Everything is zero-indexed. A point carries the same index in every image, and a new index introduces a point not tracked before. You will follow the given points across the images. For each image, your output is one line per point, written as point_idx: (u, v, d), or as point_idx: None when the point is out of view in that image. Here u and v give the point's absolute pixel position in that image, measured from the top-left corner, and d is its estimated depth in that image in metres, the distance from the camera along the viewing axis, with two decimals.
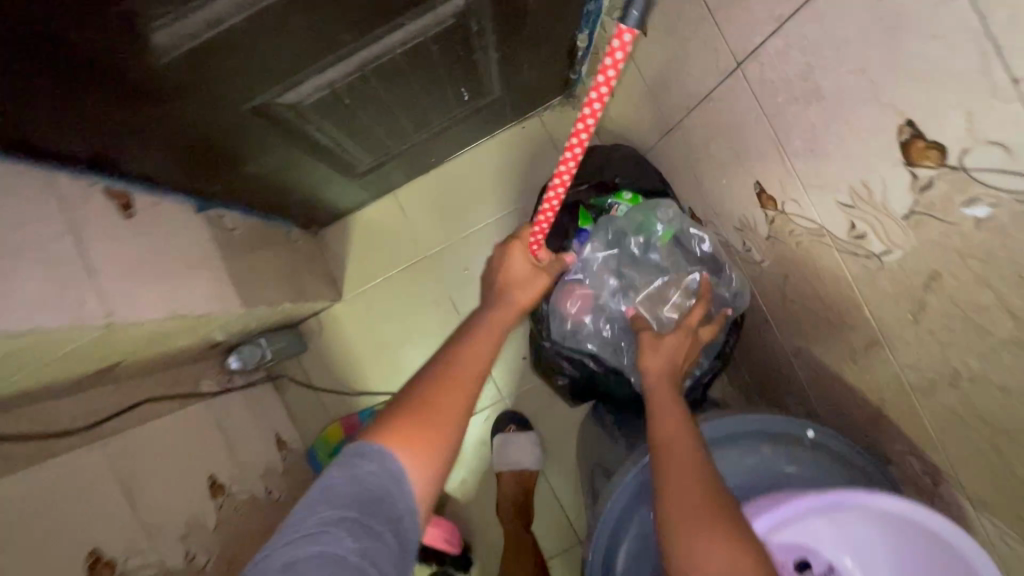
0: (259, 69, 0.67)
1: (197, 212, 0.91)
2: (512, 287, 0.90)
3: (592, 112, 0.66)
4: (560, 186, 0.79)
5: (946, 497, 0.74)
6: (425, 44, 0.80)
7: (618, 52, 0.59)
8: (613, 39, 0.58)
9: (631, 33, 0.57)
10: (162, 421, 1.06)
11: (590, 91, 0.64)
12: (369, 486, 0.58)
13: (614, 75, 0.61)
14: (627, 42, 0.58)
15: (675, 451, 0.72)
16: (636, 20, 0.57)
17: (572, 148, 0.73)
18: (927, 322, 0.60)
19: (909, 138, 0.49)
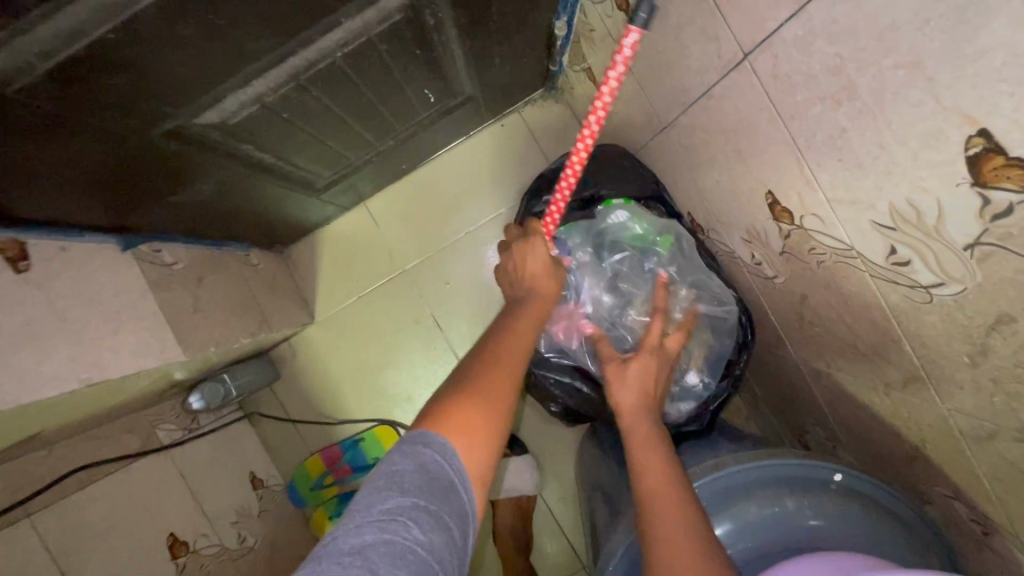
0: (157, 86, 0.55)
1: (124, 250, 0.79)
2: (536, 277, 0.78)
3: (608, 91, 0.70)
4: (576, 164, 0.80)
5: (999, 550, 0.64)
6: (370, 44, 0.67)
7: (626, 48, 0.64)
8: (622, 39, 0.64)
9: (638, 32, 0.63)
10: (105, 485, 0.97)
11: (607, 71, 0.68)
12: (439, 473, 0.48)
13: (623, 70, 0.67)
14: (634, 41, 0.64)
15: (662, 503, 0.62)
16: (641, 21, 0.63)
17: (589, 127, 0.75)
18: (990, 367, 0.49)
19: (982, 152, 0.37)
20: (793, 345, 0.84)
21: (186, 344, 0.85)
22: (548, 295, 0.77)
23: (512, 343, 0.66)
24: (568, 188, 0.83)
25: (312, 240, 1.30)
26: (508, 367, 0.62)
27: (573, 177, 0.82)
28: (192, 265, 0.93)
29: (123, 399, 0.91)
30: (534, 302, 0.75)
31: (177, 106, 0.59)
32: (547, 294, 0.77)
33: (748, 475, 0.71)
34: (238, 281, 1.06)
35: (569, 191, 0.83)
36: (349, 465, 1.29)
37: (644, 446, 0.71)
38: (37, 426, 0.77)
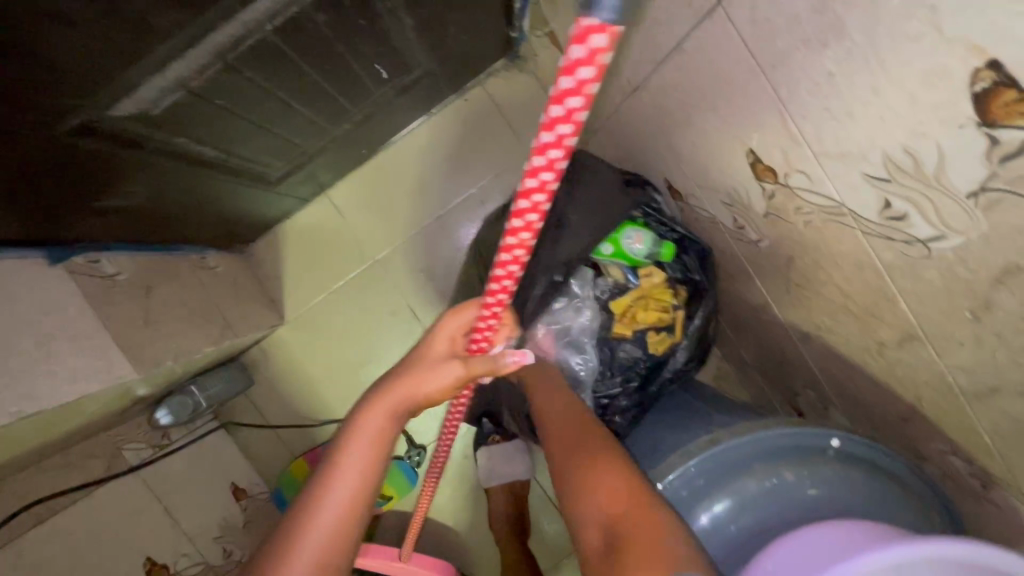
0: (52, 73, 0.47)
1: (53, 265, 0.71)
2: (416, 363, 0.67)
3: (557, 141, 0.41)
4: (519, 249, 0.53)
5: (998, 502, 0.63)
6: (305, 16, 0.60)
7: (573, 94, 0.37)
8: (564, 76, 0.36)
9: (606, 31, 0.34)
10: (65, 522, 0.93)
11: (551, 104, 0.39)
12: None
13: (571, 128, 0.40)
14: (600, 49, 0.35)
15: (586, 481, 0.56)
16: (614, 13, 0.33)
17: (530, 196, 0.47)
18: (993, 323, 0.46)
19: (991, 87, 0.33)
20: (781, 310, 0.81)
21: (139, 359, 0.79)
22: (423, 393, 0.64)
23: (331, 472, 0.56)
24: (514, 268, 0.56)
25: (273, 236, 1.23)
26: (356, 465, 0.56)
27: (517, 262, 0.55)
28: (139, 274, 0.86)
29: (76, 425, 0.84)
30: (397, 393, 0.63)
31: (81, 95, 0.52)
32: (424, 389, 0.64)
33: (742, 449, 0.69)
34: (195, 286, 0.98)
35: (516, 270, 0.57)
36: None
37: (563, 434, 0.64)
38: None
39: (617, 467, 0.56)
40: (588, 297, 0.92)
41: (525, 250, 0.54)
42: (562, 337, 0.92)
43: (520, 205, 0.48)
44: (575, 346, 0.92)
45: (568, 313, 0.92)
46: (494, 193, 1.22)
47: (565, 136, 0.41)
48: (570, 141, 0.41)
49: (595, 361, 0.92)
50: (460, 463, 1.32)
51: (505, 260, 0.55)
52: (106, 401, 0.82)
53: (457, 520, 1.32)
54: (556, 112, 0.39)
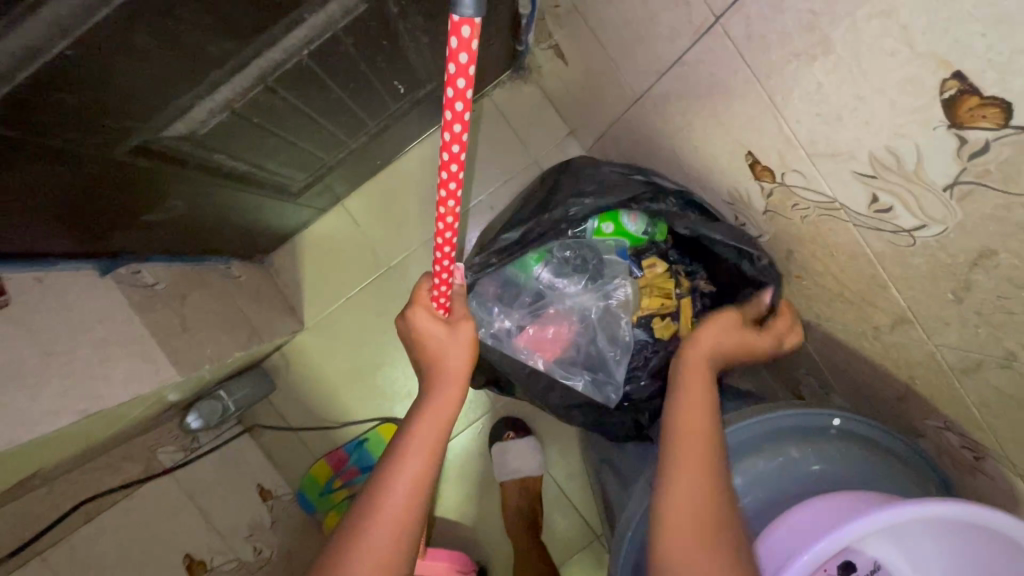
0: (122, 101, 0.53)
1: (102, 275, 0.77)
2: (437, 356, 0.73)
3: (456, 116, 0.47)
4: (448, 215, 0.58)
5: (990, 471, 0.67)
6: (336, 40, 0.66)
7: (458, 77, 0.44)
8: (447, 63, 0.43)
9: (470, 23, 0.41)
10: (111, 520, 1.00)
11: (445, 88, 0.45)
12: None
13: (462, 106, 0.46)
14: (469, 37, 0.42)
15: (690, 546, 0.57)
16: (472, 8, 0.40)
17: (448, 165, 0.52)
18: (973, 302, 0.51)
19: (957, 94, 0.39)
20: None
21: (180, 363, 0.84)
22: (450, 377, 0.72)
23: (405, 446, 0.64)
24: (450, 232, 0.60)
25: (293, 246, 1.28)
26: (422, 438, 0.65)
27: (450, 231, 0.60)
28: (174, 283, 0.91)
29: (119, 427, 0.89)
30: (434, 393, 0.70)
31: (143, 120, 0.57)
32: (453, 375, 0.72)
33: (752, 429, 0.73)
34: (224, 295, 1.04)
35: (452, 234, 0.60)
36: (356, 466, 1.27)
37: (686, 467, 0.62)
38: (35, 465, 0.75)
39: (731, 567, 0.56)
40: (600, 285, 0.96)
41: (454, 216, 0.58)
42: (585, 318, 0.96)
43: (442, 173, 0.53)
44: (607, 325, 0.96)
45: (593, 296, 0.96)
46: (503, 197, 1.27)
47: (460, 112, 0.47)
48: (466, 115, 0.47)
49: (616, 341, 0.96)
50: (476, 460, 1.37)
51: (440, 232, 0.60)
52: (147, 404, 0.87)
53: (475, 515, 1.37)
54: (450, 94, 0.45)
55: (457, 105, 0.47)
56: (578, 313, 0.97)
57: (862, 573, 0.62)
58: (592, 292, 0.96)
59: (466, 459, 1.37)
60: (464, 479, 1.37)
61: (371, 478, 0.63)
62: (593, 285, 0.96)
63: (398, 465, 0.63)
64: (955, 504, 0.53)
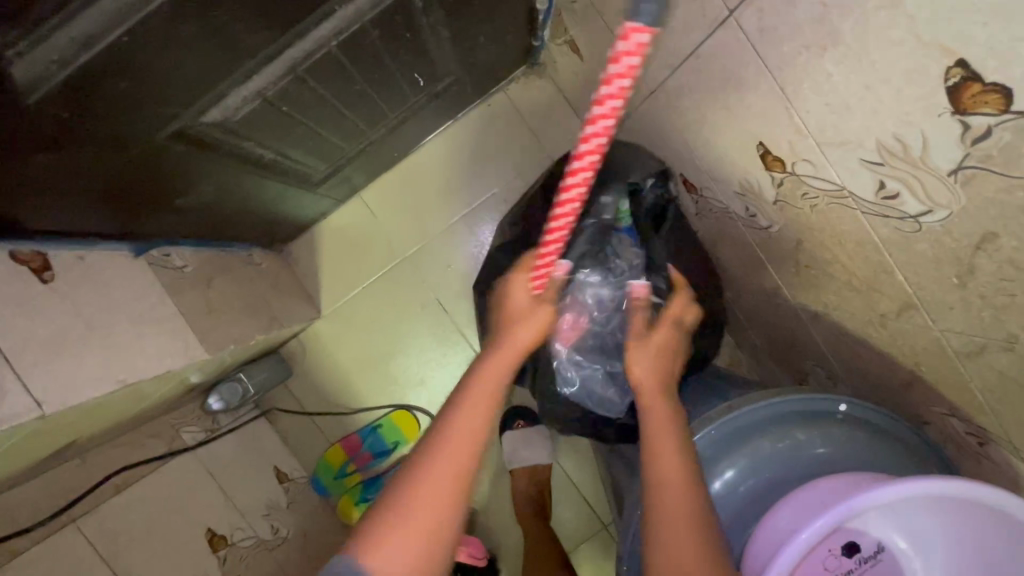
0: (167, 87, 0.56)
1: (135, 256, 0.81)
2: (511, 322, 0.70)
3: (605, 117, 0.46)
4: (565, 217, 0.57)
5: (994, 457, 0.69)
6: (363, 31, 0.68)
7: (620, 79, 0.44)
8: (610, 64, 0.43)
9: (647, 32, 0.41)
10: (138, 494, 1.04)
11: (600, 87, 0.45)
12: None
13: (617, 107, 0.46)
14: (640, 44, 0.42)
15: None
16: (651, 17, 0.41)
17: (579, 171, 0.52)
18: (977, 286, 0.53)
19: (961, 81, 0.41)
20: (792, 292, 0.88)
21: (206, 342, 0.87)
22: (519, 348, 0.68)
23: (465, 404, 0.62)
24: (562, 232, 0.60)
25: (311, 235, 1.31)
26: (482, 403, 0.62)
27: (563, 231, 0.60)
28: (201, 267, 0.94)
29: (147, 404, 0.93)
30: (498, 353, 0.67)
31: (184, 105, 0.60)
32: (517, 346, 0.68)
33: (758, 414, 0.75)
34: (245, 281, 1.07)
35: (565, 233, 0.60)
36: (368, 451, 1.31)
37: (674, 544, 0.57)
38: (72, 436, 0.78)
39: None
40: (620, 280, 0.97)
41: (571, 217, 0.58)
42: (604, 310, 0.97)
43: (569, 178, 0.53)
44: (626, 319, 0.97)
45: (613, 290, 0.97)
46: (516, 191, 1.29)
47: (614, 112, 0.46)
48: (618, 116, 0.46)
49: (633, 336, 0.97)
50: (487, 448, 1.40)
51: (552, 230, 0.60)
52: (174, 382, 0.90)
53: (485, 502, 1.40)
54: (604, 93, 0.45)
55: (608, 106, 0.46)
56: (596, 306, 0.97)
57: (866, 553, 0.64)
58: (613, 285, 0.97)
59: None
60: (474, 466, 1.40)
61: (427, 430, 0.62)
62: (610, 277, 0.97)
63: (452, 419, 0.61)
64: (954, 482, 0.55)
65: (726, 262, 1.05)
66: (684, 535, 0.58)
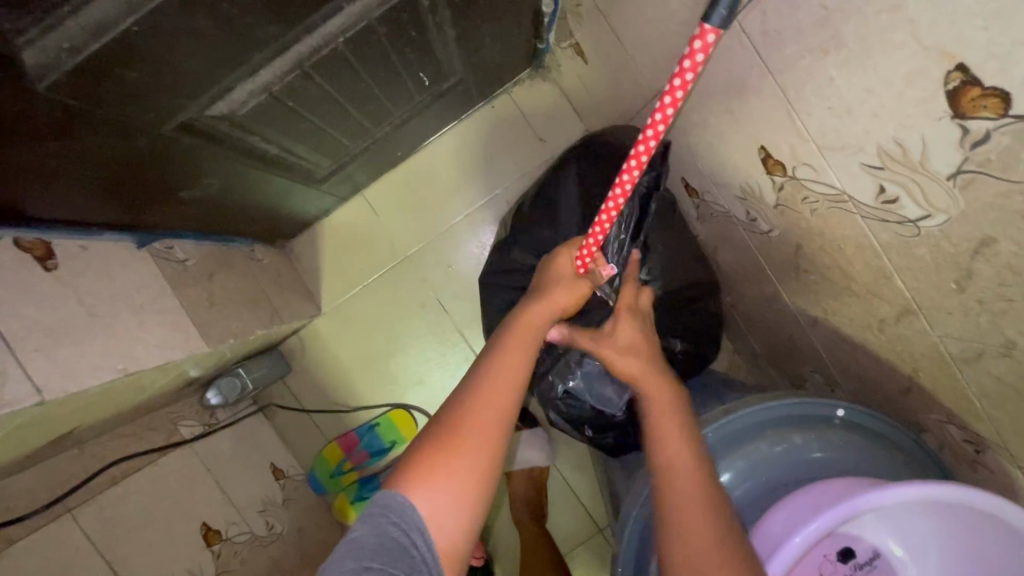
0: (176, 79, 0.57)
1: (139, 248, 0.81)
2: (551, 285, 0.76)
3: (671, 104, 0.52)
4: (628, 183, 0.63)
5: (990, 464, 0.69)
6: (369, 29, 0.69)
7: (689, 71, 0.49)
8: (684, 59, 0.48)
9: (716, 32, 0.46)
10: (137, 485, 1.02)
11: (670, 79, 0.50)
12: (405, 532, 0.53)
13: (682, 95, 0.51)
14: (710, 43, 0.47)
15: (688, 545, 0.58)
16: (722, 19, 0.45)
17: (645, 142, 0.57)
18: (975, 291, 0.53)
19: (961, 85, 0.41)
20: (791, 296, 0.88)
21: (206, 336, 0.88)
22: (557, 307, 0.74)
23: (510, 345, 0.67)
24: (621, 201, 0.66)
25: (313, 232, 1.32)
26: (524, 351, 0.68)
27: (623, 200, 0.65)
28: (203, 261, 0.95)
29: (146, 396, 0.93)
30: (539, 306, 0.73)
31: (191, 98, 0.61)
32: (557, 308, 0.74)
33: (756, 417, 0.76)
34: (246, 275, 1.07)
35: (622, 201, 0.66)
36: (366, 450, 1.31)
37: (682, 484, 0.62)
38: (68, 426, 0.78)
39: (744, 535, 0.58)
40: None
41: (633, 183, 0.63)
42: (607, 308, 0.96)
43: (636, 148, 0.58)
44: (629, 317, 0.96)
45: None
46: (519, 193, 1.30)
47: (677, 100, 0.52)
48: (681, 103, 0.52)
49: None
50: None
51: (613, 198, 0.66)
52: (173, 374, 0.90)
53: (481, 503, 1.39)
54: (675, 83, 0.50)
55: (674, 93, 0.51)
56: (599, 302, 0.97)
57: (862, 559, 0.64)
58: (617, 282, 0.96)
59: None
60: None
61: (474, 368, 0.65)
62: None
63: (499, 357, 0.66)
64: (949, 488, 0.56)
65: (726, 267, 1.05)
66: (696, 477, 0.62)
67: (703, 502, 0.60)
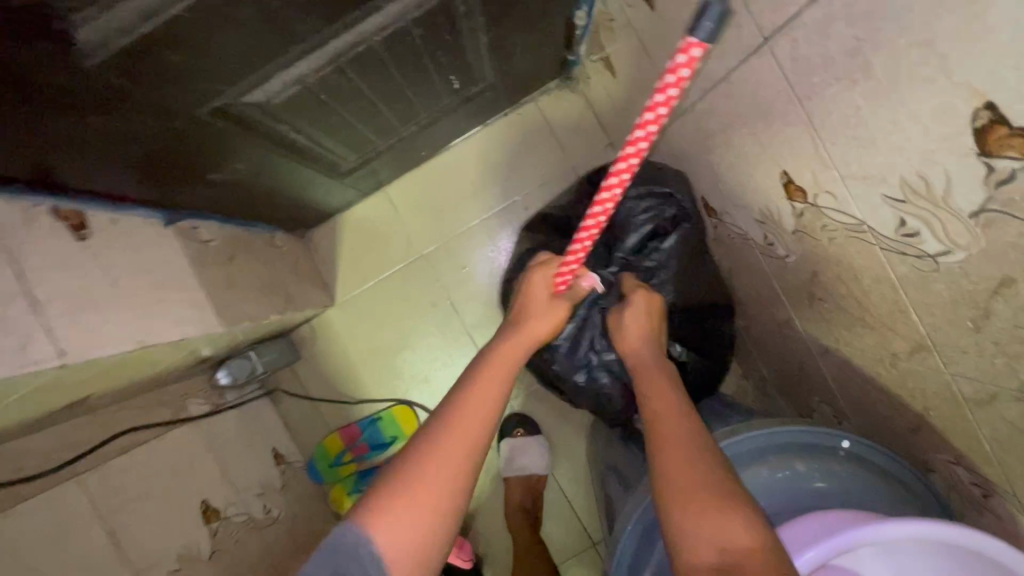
0: (216, 65, 0.59)
1: (165, 226, 0.84)
2: (530, 315, 0.83)
3: (654, 120, 0.55)
4: (610, 200, 0.67)
5: (998, 511, 0.67)
6: (405, 29, 0.71)
7: (673, 86, 0.51)
8: (668, 73, 0.50)
9: (701, 46, 0.48)
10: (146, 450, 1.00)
11: (653, 93, 0.53)
12: (362, 565, 0.55)
13: (666, 110, 0.53)
14: (695, 57, 0.49)
15: (684, 508, 0.56)
16: (706, 34, 0.47)
17: (628, 159, 0.60)
18: (992, 332, 0.52)
19: (988, 123, 0.41)
20: (804, 324, 0.87)
21: (223, 316, 0.90)
22: (534, 336, 0.81)
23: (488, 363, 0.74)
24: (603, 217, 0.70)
25: (333, 224, 1.34)
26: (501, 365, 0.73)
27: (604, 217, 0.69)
28: (225, 244, 0.97)
29: (159, 370, 0.95)
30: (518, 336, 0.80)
31: (230, 84, 0.63)
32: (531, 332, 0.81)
33: (761, 440, 0.75)
34: (266, 260, 1.10)
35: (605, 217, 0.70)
36: (367, 442, 1.32)
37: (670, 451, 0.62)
38: (84, 392, 0.79)
39: (735, 498, 0.56)
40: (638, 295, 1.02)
41: (615, 200, 0.67)
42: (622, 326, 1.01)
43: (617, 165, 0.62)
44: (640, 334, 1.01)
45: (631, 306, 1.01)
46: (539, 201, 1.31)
47: (660, 116, 0.54)
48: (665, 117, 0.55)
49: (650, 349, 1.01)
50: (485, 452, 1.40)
51: (594, 215, 0.70)
52: (187, 352, 0.92)
53: (474, 506, 1.39)
54: (658, 98, 0.53)
55: (658, 109, 0.54)
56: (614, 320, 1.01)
57: None
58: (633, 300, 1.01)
59: None
60: None
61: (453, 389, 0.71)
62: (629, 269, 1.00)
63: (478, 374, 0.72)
64: (953, 528, 0.55)
65: (739, 289, 1.05)
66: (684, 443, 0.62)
67: (695, 463, 0.59)
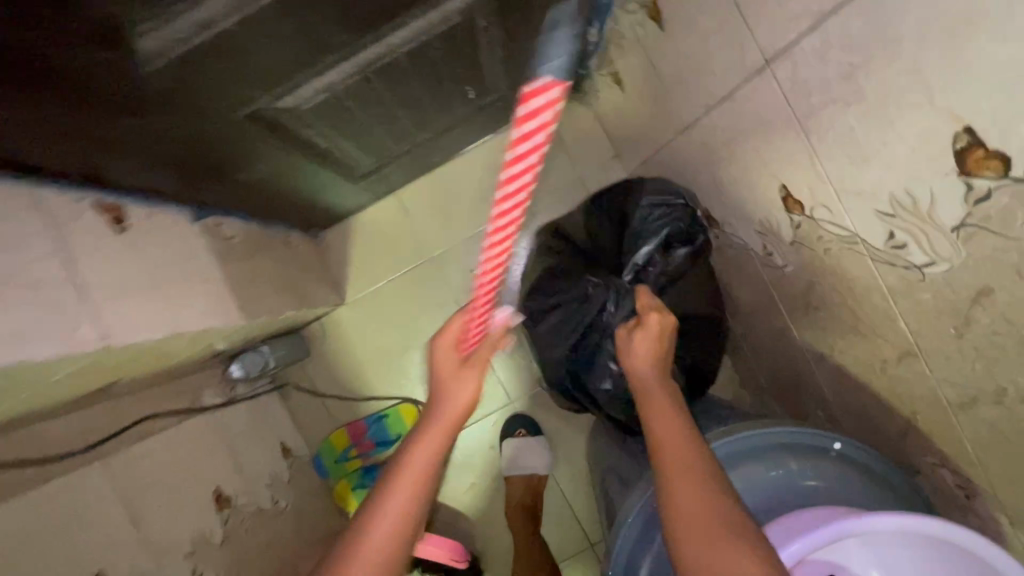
0: (256, 73, 0.63)
1: (194, 222, 0.88)
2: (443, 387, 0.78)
3: (527, 168, 0.57)
4: (499, 252, 0.67)
5: (980, 512, 0.71)
6: (428, 44, 0.75)
7: (537, 132, 0.53)
8: (524, 121, 0.52)
9: (560, 85, 0.50)
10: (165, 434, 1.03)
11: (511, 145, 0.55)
12: None
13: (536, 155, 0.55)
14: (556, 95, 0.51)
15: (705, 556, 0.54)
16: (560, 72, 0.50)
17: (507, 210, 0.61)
18: (973, 339, 0.56)
19: (967, 146, 0.46)
20: (800, 332, 0.91)
21: (245, 309, 0.94)
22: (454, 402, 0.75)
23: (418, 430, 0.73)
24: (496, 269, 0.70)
25: (346, 226, 1.38)
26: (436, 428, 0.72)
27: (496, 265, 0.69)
28: (246, 240, 1.01)
29: (179, 359, 0.98)
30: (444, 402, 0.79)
31: (266, 91, 0.68)
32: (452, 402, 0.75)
33: (755, 440, 0.78)
34: (282, 257, 1.14)
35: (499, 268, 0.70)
36: (373, 439, 1.36)
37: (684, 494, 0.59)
38: (113, 377, 0.83)
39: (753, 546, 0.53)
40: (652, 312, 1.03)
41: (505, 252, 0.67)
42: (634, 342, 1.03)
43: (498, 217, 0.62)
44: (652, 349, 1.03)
45: None
46: (546, 208, 1.35)
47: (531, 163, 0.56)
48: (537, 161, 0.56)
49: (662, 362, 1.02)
50: (486, 451, 1.43)
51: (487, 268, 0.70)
52: (207, 343, 0.96)
53: (474, 504, 1.42)
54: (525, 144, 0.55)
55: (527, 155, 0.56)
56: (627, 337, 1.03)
57: None
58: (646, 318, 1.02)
59: (477, 451, 1.43)
60: (472, 465, 1.43)
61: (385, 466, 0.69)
62: (640, 280, 1.00)
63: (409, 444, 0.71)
64: (936, 522, 0.58)
65: (737, 296, 1.09)
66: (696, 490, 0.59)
67: (710, 512, 0.57)
